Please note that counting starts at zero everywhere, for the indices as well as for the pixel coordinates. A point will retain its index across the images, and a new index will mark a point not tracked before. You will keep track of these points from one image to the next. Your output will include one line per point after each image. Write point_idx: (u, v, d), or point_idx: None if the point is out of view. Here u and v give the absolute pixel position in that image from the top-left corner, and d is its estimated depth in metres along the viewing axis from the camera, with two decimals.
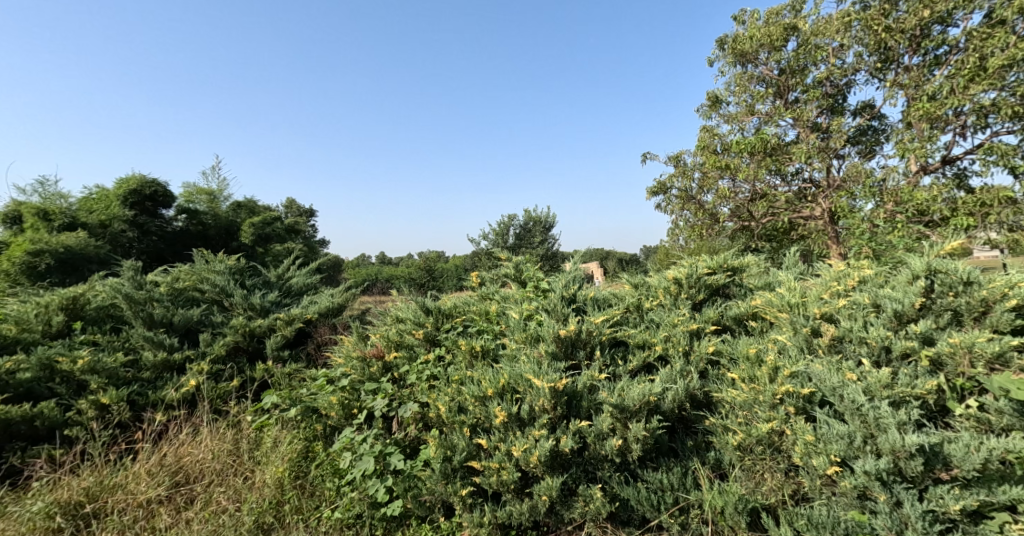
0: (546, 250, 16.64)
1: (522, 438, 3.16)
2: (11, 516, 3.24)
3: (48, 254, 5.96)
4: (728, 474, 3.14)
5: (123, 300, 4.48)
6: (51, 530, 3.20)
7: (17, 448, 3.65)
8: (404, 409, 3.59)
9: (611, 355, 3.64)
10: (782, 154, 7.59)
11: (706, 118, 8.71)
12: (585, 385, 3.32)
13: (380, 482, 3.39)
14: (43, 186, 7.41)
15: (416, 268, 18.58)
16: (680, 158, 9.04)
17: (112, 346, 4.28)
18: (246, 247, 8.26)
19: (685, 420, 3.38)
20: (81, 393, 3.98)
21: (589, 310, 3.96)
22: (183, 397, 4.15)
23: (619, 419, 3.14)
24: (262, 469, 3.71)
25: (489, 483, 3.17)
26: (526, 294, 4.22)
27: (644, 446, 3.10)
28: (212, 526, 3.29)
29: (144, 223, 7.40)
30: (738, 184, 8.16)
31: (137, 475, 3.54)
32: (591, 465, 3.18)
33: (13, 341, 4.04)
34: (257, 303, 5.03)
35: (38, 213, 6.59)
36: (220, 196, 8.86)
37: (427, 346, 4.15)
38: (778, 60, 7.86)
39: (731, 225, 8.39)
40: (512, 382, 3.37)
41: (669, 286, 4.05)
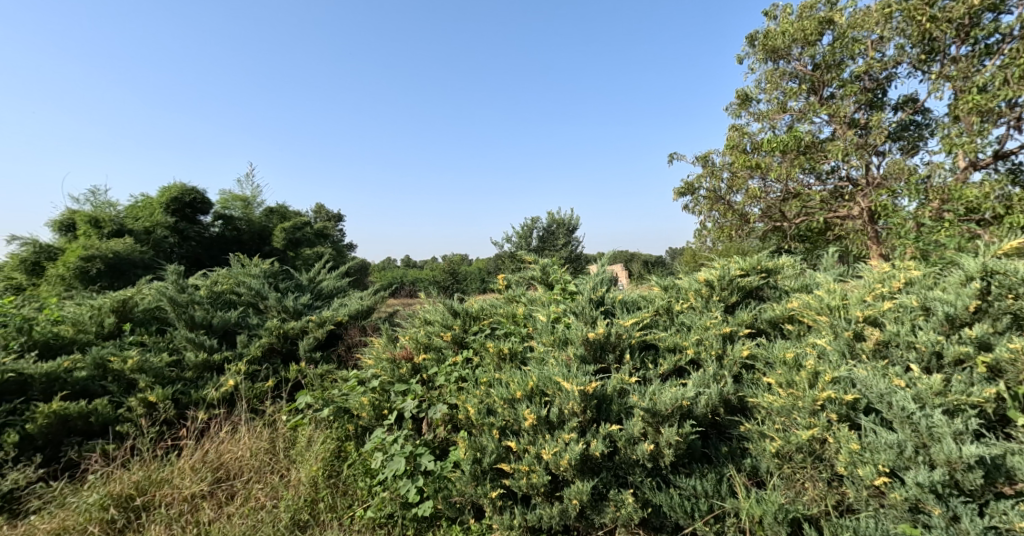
0: (570, 252, 16.52)
1: (552, 441, 3.13)
2: (68, 508, 3.36)
3: (99, 259, 6.21)
4: (765, 482, 3.05)
5: (167, 302, 4.62)
6: (105, 521, 3.30)
7: (73, 443, 3.77)
8: (433, 410, 3.60)
9: (641, 358, 3.59)
10: (817, 151, 7.37)
11: (736, 116, 8.52)
12: (616, 388, 3.27)
13: (410, 482, 3.42)
14: (93, 195, 7.74)
15: (440, 271, 18.69)
16: (708, 158, 8.87)
17: (158, 347, 4.43)
18: (278, 251, 8.44)
19: (719, 425, 3.31)
20: (130, 391, 4.12)
21: (618, 312, 3.90)
22: (222, 396, 4.25)
23: (651, 423, 3.09)
24: (297, 468, 3.77)
25: (519, 486, 3.15)
26: (554, 297, 4.19)
27: (677, 451, 3.04)
28: (252, 522, 3.36)
29: (185, 229, 7.62)
30: (769, 183, 7.97)
31: (181, 470, 3.64)
32: (622, 470, 3.13)
33: (70, 341, 4.21)
34: (290, 305, 5.13)
35: (89, 220, 6.89)
36: (254, 202, 9.10)
37: (455, 348, 4.16)
38: (812, 56, 7.66)
39: (762, 225, 8.18)
40: (541, 385, 3.33)
41: (700, 288, 3.96)
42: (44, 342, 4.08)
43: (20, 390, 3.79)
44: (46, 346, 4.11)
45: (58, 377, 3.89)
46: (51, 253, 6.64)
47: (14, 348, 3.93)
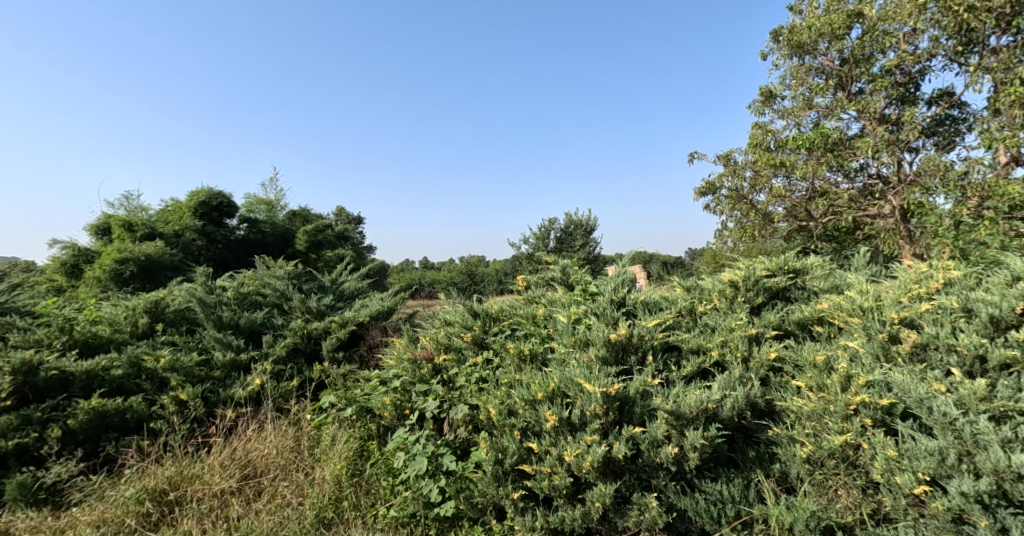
0: (589, 253, 16.44)
1: (574, 443, 3.10)
2: (107, 501, 3.45)
3: (132, 261, 6.39)
4: (795, 488, 2.98)
5: (197, 303, 4.71)
6: (141, 515, 3.38)
7: (110, 438, 3.86)
8: (454, 411, 3.60)
9: (664, 360, 3.53)
10: (845, 148, 7.16)
11: (760, 114, 8.34)
12: (638, 390, 3.23)
13: (432, 482, 3.43)
14: (126, 200, 7.97)
15: (458, 272, 18.79)
16: (730, 157, 8.71)
17: (188, 346, 4.53)
18: (301, 252, 8.54)
19: (746, 429, 3.23)
20: (163, 389, 4.20)
21: (640, 314, 3.84)
22: (249, 395, 4.31)
23: (675, 426, 3.03)
24: (322, 466, 3.80)
25: (541, 487, 3.12)
26: (574, 298, 4.16)
27: (702, 455, 2.98)
28: (279, 518, 3.40)
29: (212, 232, 7.77)
30: (794, 182, 7.78)
31: (211, 467, 3.71)
32: (646, 473, 3.09)
33: (106, 340, 4.32)
34: (314, 306, 5.20)
35: (122, 224, 7.10)
36: (277, 205, 9.25)
37: (475, 349, 4.15)
38: (840, 50, 7.46)
39: (786, 225, 7.99)
40: (562, 386, 3.30)
41: (725, 289, 3.89)
42: (83, 341, 4.20)
43: (62, 387, 3.93)
44: (85, 345, 4.23)
45: (96, 375, 4.00)
46: (89, 256, 6.81)
47: (55, 346, 4.06)
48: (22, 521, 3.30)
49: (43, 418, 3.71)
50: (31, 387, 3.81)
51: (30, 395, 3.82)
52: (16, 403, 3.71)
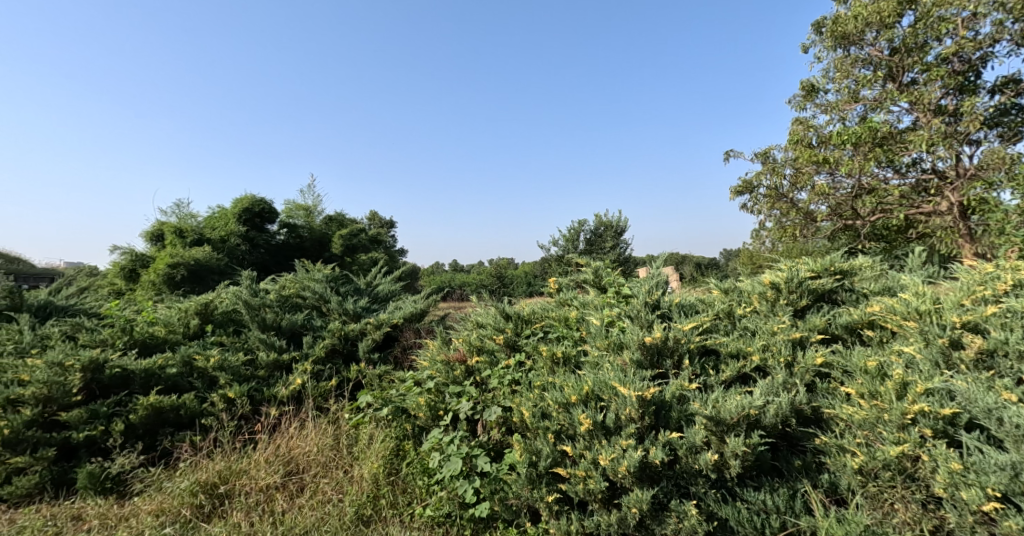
0: (619, 255, 16.26)
1: (608, 447, 3.04)
2: (164, 491, 3.56)
3: (183, 266, 6.66)
4: (846, 501, 2.85)
5: (243, 305, 4.86)
6: (193, 506, 3.47)
7: (167, 433, 4.00)
8: (488, 412, 3.58)
9: (701, 364, 3.44)
10: (895, 142, 6.84)
11: (801, 109, 8.06)
12: (675, 395, 3.15)
13: (467, 482, 3.42)
14: (177, 208, 8.31)
15: (488, 275, 18.88)
16: (769, 154, 8.45)
17: (235, 346, 4.66)
18: (337, 256, 8.69)
19: (791, 438, 3.11)
20: (213, 387, 4.32)
21: (676, 316, 3.75)
22: (291, 394, 4.39)
23: (714, 432, 2.94)
24: (360, 464, 3.84)
25: (576, 491, 3.08)
26: (607, 300, 4.10)
27: (744, 463, 2.88)
28: (320, 514, 3.45)
29: (254, 237, 8.00)
30: (838, 179, 7.45)
31: (257, 462, 3.80)
32: (683, 480, 3.00)
33: (162, 340, 4.51)
34: (351, 308, 5.27)
35: (174, 231, 7.40)
36: (315, 210, 9.45)
37: (507, 351, 4.11)
38: (889, 40, 7.14)
39: (830, 224, 7.70)
40: (596, 389, 3.23)
41: (766, 291, 3.75)
42: (141, 341, 4.38)
43: (123, 384, 4.15)
44: (143, 345, 4.42)
45: (154, 373, 4.18)
46: (145, 261, 7.14)
47: (118, 345, 4.25)
48: (92, 508, 3.46)
49: (108, 412, 3.91)
50: (97, 383, 4.05)
51: (96, 391, 4.06)
52: (84, 397, 3.95)
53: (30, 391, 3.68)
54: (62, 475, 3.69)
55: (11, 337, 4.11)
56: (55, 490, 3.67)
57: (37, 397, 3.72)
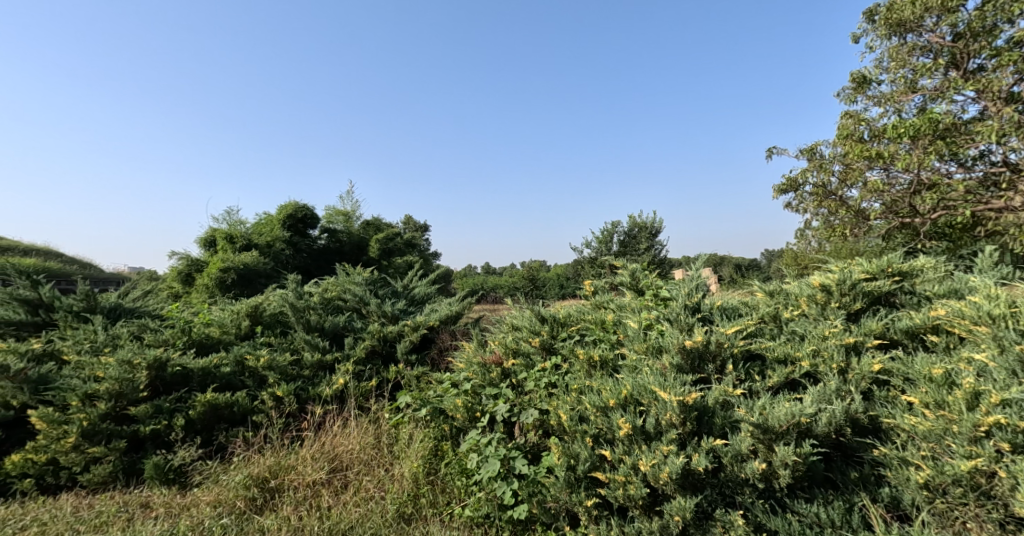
0: (654, 257, 15.99)
1: (649, 453, 2.95)
2: (221, 484, 3.68)
3: (233, 270, 6.89)
4: (910, 517, 2.68)
5: (289, 308, 4.98)
6: (247, 498, 3.55)
7: (222, 428, 4.13)
8: (524, 415, 3.54)
9: (745, 369, 3.30)
10: (960, 135, 6.44)
11: (851, 102, 7.72)
12: (718, 400, 3.03)
13: (505, 484, 3.38)
14: (227, 215, 8.63)
15: (519, 278, 18.89)
16: (815, 150, 8.13)
17: (282, 346, 4.76)
18: (374, 260, 8.81)
19: (845, 448, 2.96)
20: (263, 386, 4.44)
21: (718, 319, 3.61)
22: (334, 393, 4.46)
23: (762, 440, 2.82)
24: (400, 463, 3.86)
25: (616, 496, 3.00)
26: (645, 303, 4.01)
27: (795, 473, 2.75)
28: (364, 510, 3.49)
29: (297, 242, 8.21)
30: (893, 174, 7.14)
31: (304, 458, 3.86)
32: (729, 489, 2.89)
33: (217, 340, 4.68)
34: (389, 310, 5.32)
35: (224, 237, 7.67)
36: (353, 215, 9.64)
37: (544, 354, 4.04)
38: (953, 24, 6.75)
39: (884, 223, 7.33)
40: (635, 394, 3.15)
41: (815, 294, 3.58)
42: (199, 341, 4.58)
43: (183, 381, 4.31)
44: (200, 344, 4.60)
45: (210, 371, 4.32)
46: (200, 265, 7.43)
47: (178, 345, 4.44)
48: (158, 497, 3.61)
49: (171, 408, 4.06)
50: (160, 380, 4.20)
51: (160, 388, 4.22)
52: (150, 394, 4.11)
53: (104, 386, 3.85)
54: (131, 465, 3.84)
55: (86, 336, 4.31)
56: (127, 478, 3.82)
57: (110, 392, 3.87)
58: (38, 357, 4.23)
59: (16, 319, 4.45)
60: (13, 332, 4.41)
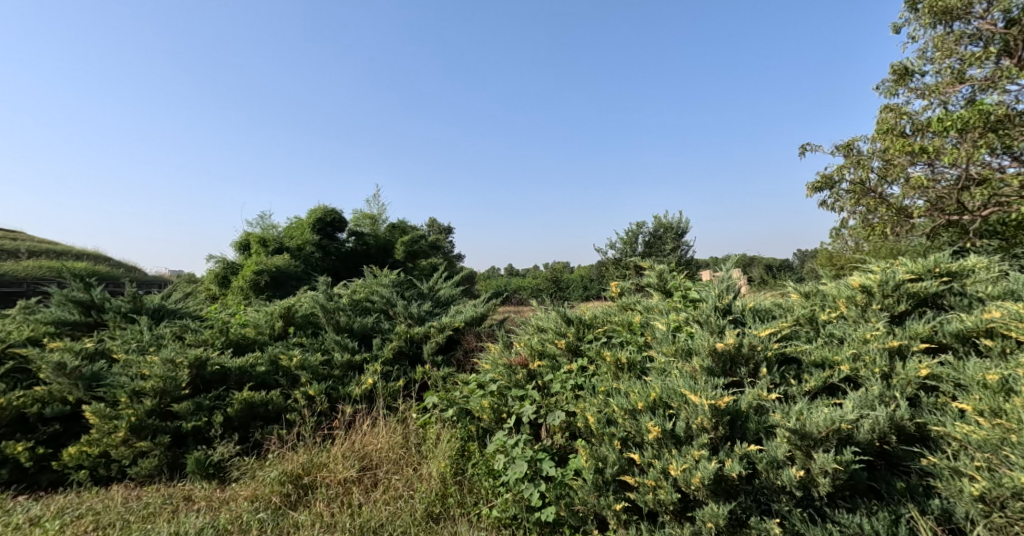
0: (680, 257, 15.74)
1: (680, 457, 2.87)
2: (257, 479, 3.74)
3: (266, 272, 7.03)
4: (962, 530, 2.54)
5: (319, 309, 5.04)
6: (281, 494, 3.59)
7: (257, 426, 4.22)
8: (552, 416, 3.50)
9: (780, 373, 3.20)
10: (1013, 127, 6.11)
11: (891, 95, 7.44)
12: (752, 405, 2.93)
13: (533, 486, 3.34)
14: (260, 219, 8.83)
15: (543, 279, 18.82)
16: (852, 146, 7.86)
17: (313, 347, 4.82)
18: (400, 262, 8.87)
19: (889, 456, 2.83)
20: (296, 385, 4.50)
21: (750, 321, 3.50)
22: (363, 393, 4.49)
23: (799, 447, 2.72)
24: (428, 462, 3.85)
25: (646, 501, 2.93)
26: (674, 305, 3.92)
27: (836, 481, 2.64)
28: (393, 509, 3.49)
29: (326, 245, 8.33)
30: (939, 169, 6.91)
31: (335, 456, 3.89)
32: (764, 496, 2.80)
33: (253, 340, 4.77)
34: (415, 312, 5.34)
35: (258, 240, 7.85)
36: (380, 218, 9.75)
37: (570, 356, 3.99)
38: (1005, 10, 6.43)
39: (927, 221, 7.03)
40: (664, 397, 3.08)
41: (855, 295, 3.43)
42: (236, 341, 4.67)
43: (221, 380, 4.39)
44: (237, 345, 4.70)
45: (246, 370, 4.41)
46: (234, 268, 7.60)
47: (216, 344, 4.54)
48: (199, 491, 3.68)
49: (210, 405, 4.12)
50: (200, 378, 4.27)
51: (200, 386, 4.29)
52: (191, 391, 4.18)
53: (150, 384, 3.95)
54: (175, 460, 3.92)
55: (134, 336, 4.46)
56: (170, 472, 3.90)
57: (155, 389, 3.97)
58: (91, 355, 4.32)
59: (71, 319, 4.61)
60: (68, 331, 4.56)
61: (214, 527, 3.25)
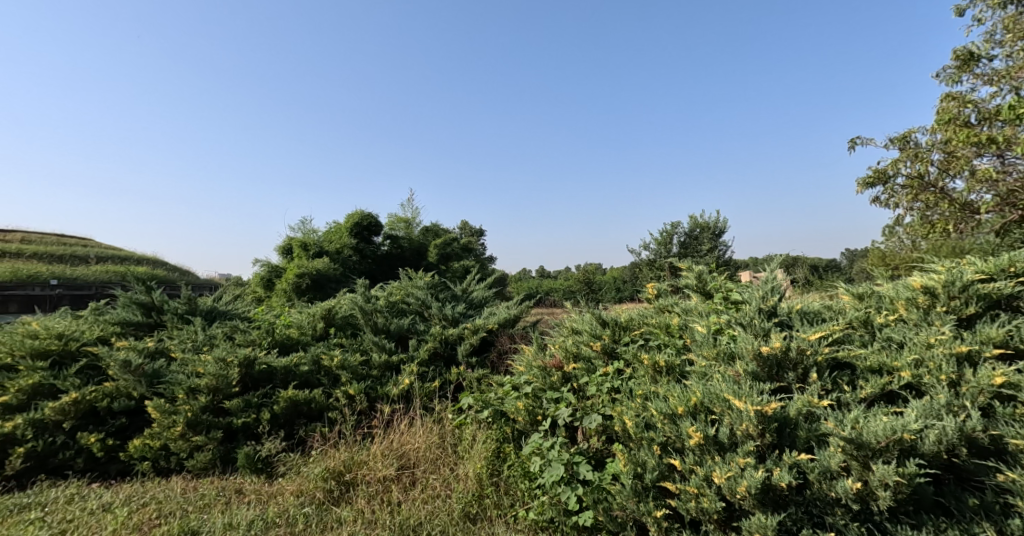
0: (718, 258, 15.33)
1: (723, 464, 2.74)
2: (302, 475, 3.78)
3: (307, 275, 7.16)
4: None
5: (358, 311, 5.08)
6: (325, 490, 3.62)
7: (302, 423, 4.27)
8: (588, 420, 3.39)
9: (832, 378, 3.02)
10: None
11: (954, 82, 7.01)
12: (801, 412, 2.77)
13: (570, 489, 3.25)
14: (301, 224, 9.03)
15: (575, 280, 18.65)
16: (909, 138, 7.46)
17: (353, 347, 4.86)
18: (434, 265, 8.86)
19: (958, 470, 2.63)
20: (337, 384, 4.55)
21: (798, 324, 3.32)
22: (400, 393, 4.49)
23: (855, 457, 2.55)
24: (464, 463, 3.82)
25: (687, 509, 2.80)
26: (714, 307, 3.76)
27: (898, 495, 2.47)
28: (431, 508, 3.46)
29: (363, 248, 8.43)
30: (1009, 160, 6.47)
31: (375, 455, 3.89)
32: (816, 508, 2.64)
33: (297, 341, 4.86)
34: (450, 313, 5.32)
35: (299, 244, 8.01)
36: (414, 222, 9.83)
37: (605, 359, 3.88)
38: None
39: (995, 216, 6.60)
40: (706, 401, 2.94)
41: (916, 296, 3.21)
42: (281, 341, 4.76)
43: (268, 378, 4.47)
44: (282, 344, 4.79)
45: (291, 369, 4.48)
46: (278, 271, 7.78)
47: (264, 345, 4.63)
48: (250, 484, 3.75)
49: (258, 402, 4.21)
50: (249, 377, 4.37)
51: (249, 383, 4.39)
52: (241, 389, 4.28)
53: (204, 381, 4.04)
54: (227, 454, 4.02)
55: (189, 336, 4.59)
56: (223, 465, 3.99)
57: (209, 386, 4.07)
58: (152, 353, 4.50)
59: (135, 319, 4.81)
60: (132, 331, 4.76)
61: (264, 520, 3.30)
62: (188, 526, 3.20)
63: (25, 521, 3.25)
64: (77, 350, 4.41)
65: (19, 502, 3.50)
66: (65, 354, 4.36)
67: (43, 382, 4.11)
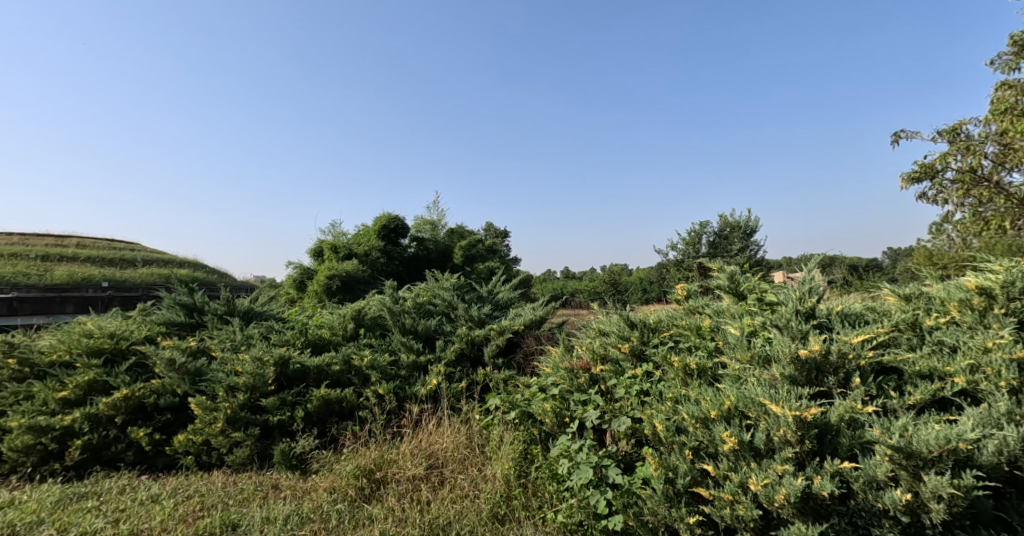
0: (749, 258, 14.95)
1: (760, 471, 2.62)
2: (334, 473, 3.79)
3: (337, 276, 7.25)
4: None
5: (387, 312, 5.08)
6: (356, 488, 3.61)
7: (334, 421, 4.29)
8: (617, 423, 3.29)
9: (877, 383, 2.86)
10: None
11: (1011, 70, 6.66)
12: (844, 418, 2.63)
13: (599, 493, 3.15)
14: (331, 227, 9.15)
15: (601, 280, 18.47)
16: (959, 130, 7.11)
17: (382, 347, 4.87)
18: (459, 266, 8.87)
19: (1020, 483, 2.45)
20: (367, 384, 4.56)
21: (838, 326, 3.15)
22: (428, 393, 4.47)
23: (904, 468, 2.40)
24: (492, 464, 3.77)
25: (721, 516, 2.68)
26: (748, 308, 3.63)
27: (954, 509, 2.31)
28: (460, 508, 3.42)
29: (391, 251, 8.50)
30: None
31: (404, 454, 3.88)
32: (860, 519, 2.50)
33: (329, 341, 4.90)
34: (476, 314, 5.28)
35: (329, 246, 8.11)
36: (440, 224, 9.87)
37: (634, 361, 3.77)
38: None
39: None
40: (740, 406, 2.82)
41: (970, 298, 3.02)
42: (314, 341, 4.81)
43: (302, 377, 4.52)
44: (314, 345, 4.83)
45: (323, 369, 4.51)
46: (310, 273, 7.91)
47: (298, 344, 4.68)
48: (286, 480, 3.77)
49: (293, 400, 4.25)
50: (284, 376, 4.42)
51: (284, 382, 4.44)
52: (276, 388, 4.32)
53: (242, 379, 4.10)
54: (264, 450, 4.06)
55: (228, 336, 4.67)
56: (260, 461, 4.03)
57: (247, 384, 4.12)
58: (195, 352, 4.60)
59: (178, 319, 4.93)
60: (176, 331, 4.88)
61: (299, 515, 3.31)
62: (227, 520, 3.24)
63: (83, 509, 3.33)
64: (127, 348, 4.53)
65: (77, 490, 3.59)
66: (116, 353, 4.48)
67: (98, 378, 4.23)
